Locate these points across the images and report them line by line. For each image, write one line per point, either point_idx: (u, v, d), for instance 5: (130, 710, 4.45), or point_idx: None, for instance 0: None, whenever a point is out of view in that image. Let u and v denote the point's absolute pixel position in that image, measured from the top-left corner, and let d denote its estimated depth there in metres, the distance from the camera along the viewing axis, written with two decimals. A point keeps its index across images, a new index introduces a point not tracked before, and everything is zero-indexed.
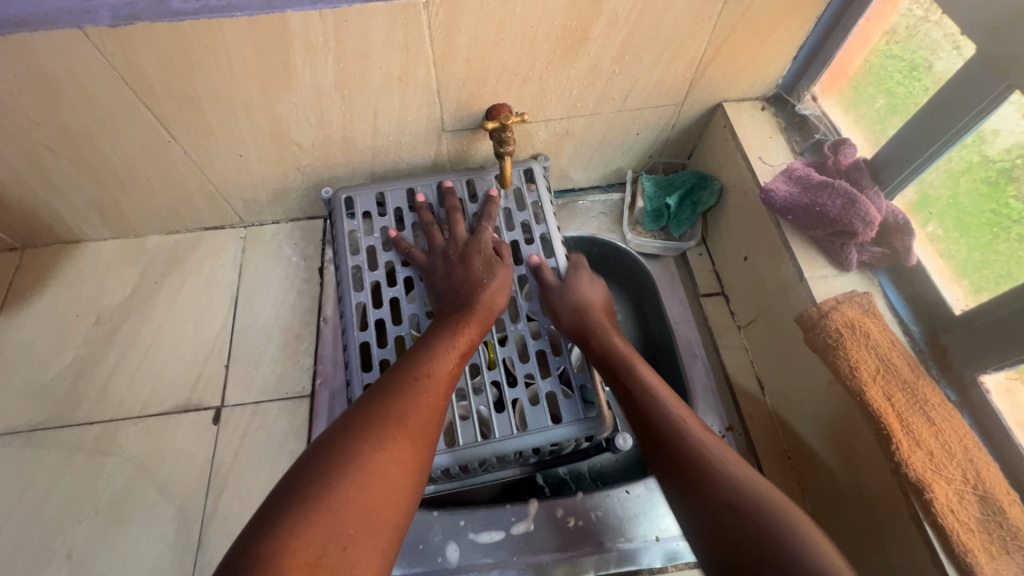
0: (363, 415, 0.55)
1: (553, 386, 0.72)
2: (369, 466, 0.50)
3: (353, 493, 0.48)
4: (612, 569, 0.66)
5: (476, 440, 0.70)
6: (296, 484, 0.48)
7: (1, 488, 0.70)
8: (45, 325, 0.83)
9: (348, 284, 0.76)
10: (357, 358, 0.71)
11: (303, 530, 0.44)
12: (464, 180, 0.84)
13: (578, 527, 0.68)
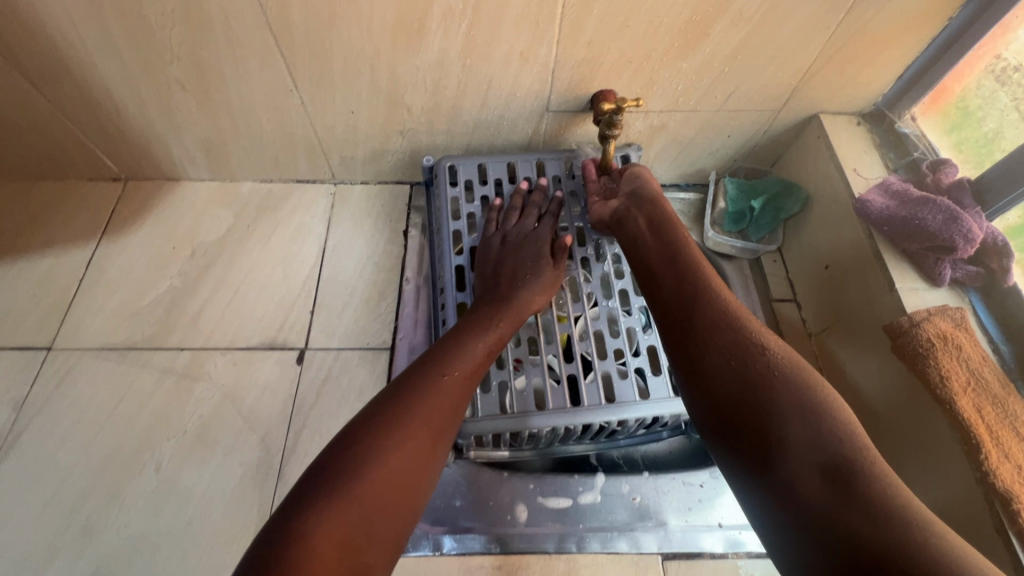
0: (406, 387, 0.53)
1: (641, 363, 0.68)
2: (388, 457, 0.47)
3: (373, 485, 0.45)
4: (675, 548, 0.67)
5: (562, 405, 0.65)
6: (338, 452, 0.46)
7: (96, 398, 0.74)
8: (143, 253, 0.87)
9: (447, 246, 0.78)
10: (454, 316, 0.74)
11: (319, 516, 0.42)
12: (562, 158, 0.85)
13: (642, 504, 0.70)
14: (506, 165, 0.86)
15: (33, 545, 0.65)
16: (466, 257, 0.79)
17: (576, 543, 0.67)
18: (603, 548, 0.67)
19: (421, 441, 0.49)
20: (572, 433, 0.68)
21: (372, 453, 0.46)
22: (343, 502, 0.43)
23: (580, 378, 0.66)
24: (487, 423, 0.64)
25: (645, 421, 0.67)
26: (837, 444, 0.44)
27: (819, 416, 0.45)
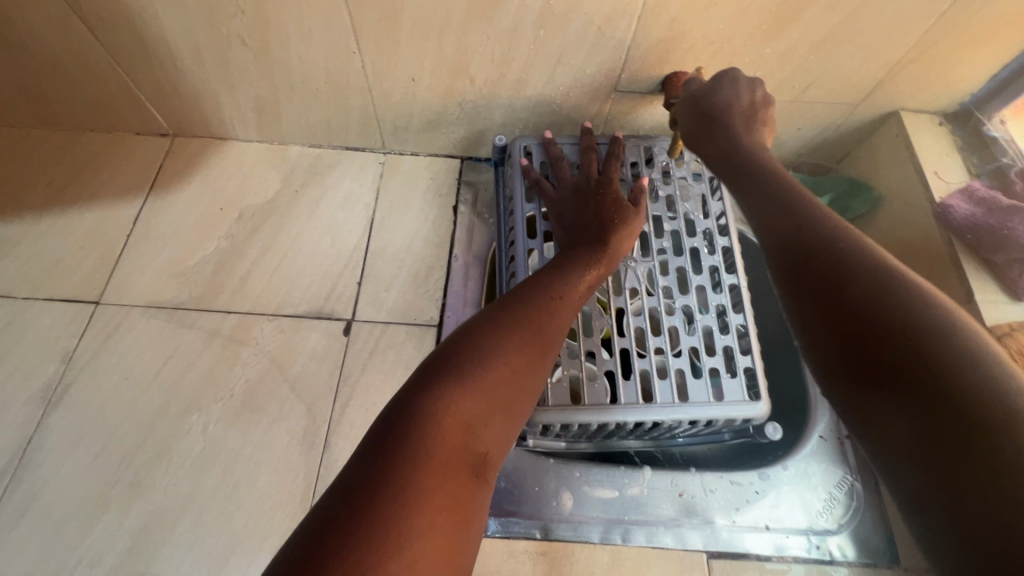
0: (500, 312, 0.49)
1: (718, 362, 0.65)
2: (505, 362, 0.45)
3: (494, 384, 0.43)
4: (721, 547, 0.67)
5: (634, 401, 0.64)
6: (434, 366, 0.43)
7: (144, 356, 0.74)
8: (191, 212, 0.85)
9: (521, 229, 0.73)
10: None
11: (449, 402, 0.40)
12: (642, 144, 0.80)
13: (689, 501, 0.69)
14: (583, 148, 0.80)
15: (83, 498, 0.66)
16: (540, 241, 0.73)
17: (621, 534, 0.67)
18: (648, 541, 0.66)
19: (515, 370, 0.45)
20: (636, 429, 0.67)
21: (490, 355, 0.44)
22: (440, 418, 0.39)
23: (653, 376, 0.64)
24: (553, 415, 0.63)
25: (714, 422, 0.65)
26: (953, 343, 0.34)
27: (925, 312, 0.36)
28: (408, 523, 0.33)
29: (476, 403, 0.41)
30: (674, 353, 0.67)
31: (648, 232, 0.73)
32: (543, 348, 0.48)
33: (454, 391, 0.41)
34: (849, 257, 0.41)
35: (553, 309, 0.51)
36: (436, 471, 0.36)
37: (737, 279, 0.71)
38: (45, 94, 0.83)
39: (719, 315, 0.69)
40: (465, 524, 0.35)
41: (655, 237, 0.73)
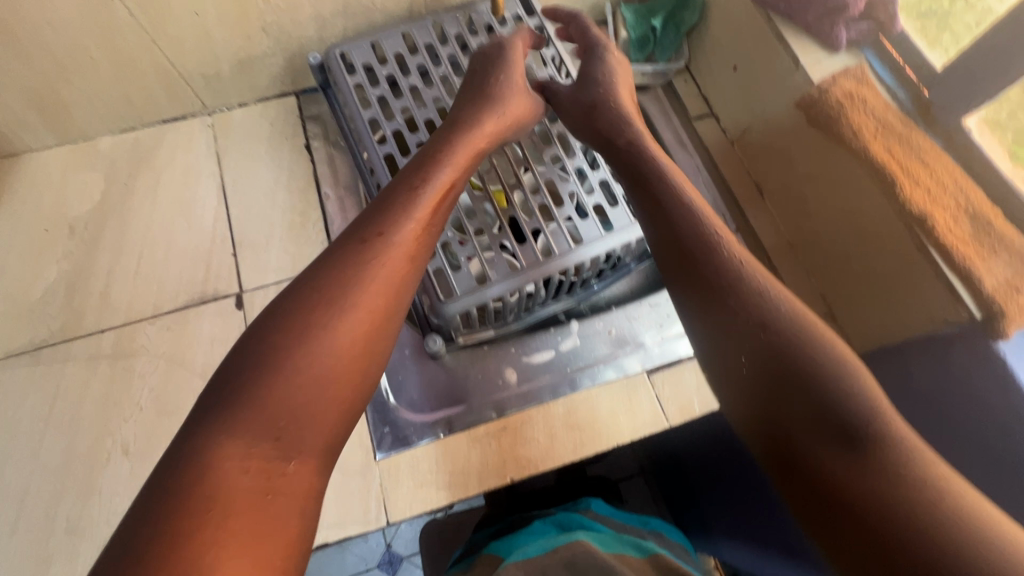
0: (301, 297, 0.44)
1: (599, 200, 0.69)
2: (304, 357, 0.41)
3: (283, 391, 0.40)
4: (656, 361, 0.72)
5: (536, 259, 0.66)
6: (221, 393, 0.40)
7: (24, 407, 0.66)
8: (11, 246, 0.74)
9: (368, 137, 0.68)
10: None
11: (231, 430, 0.39)
12: (457, 15, 0.74)
13: (619, 333, 0.74)
14: (403, 37, 0.74)
15: (19, 564, 0.61)
16: (393, 143, 0.68)
17: (569, 384, 0.70)
18: (593, 382, 0.70)
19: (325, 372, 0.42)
20: (548, 287, 0.70)
21: (284, 351, 0.41)
22: (220, 463, 0.38)
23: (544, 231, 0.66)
24: (466, 301, 0.64)
25: (613, 254, 0.69)
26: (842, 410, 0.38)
27: (825, 384, 0.39)
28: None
29: (257, 425, 0.39)
30: (559, 207, 0.69)
31: None
32: (365, 334, 0.44)
33: (238, 422, 0.39)
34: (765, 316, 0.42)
35: (367, 287, 0.45)
36: (217, 512, 0.36)
37: None
38: None
39: (586, 157, 0.71)
40: (263, 545, 0.36)
41: None
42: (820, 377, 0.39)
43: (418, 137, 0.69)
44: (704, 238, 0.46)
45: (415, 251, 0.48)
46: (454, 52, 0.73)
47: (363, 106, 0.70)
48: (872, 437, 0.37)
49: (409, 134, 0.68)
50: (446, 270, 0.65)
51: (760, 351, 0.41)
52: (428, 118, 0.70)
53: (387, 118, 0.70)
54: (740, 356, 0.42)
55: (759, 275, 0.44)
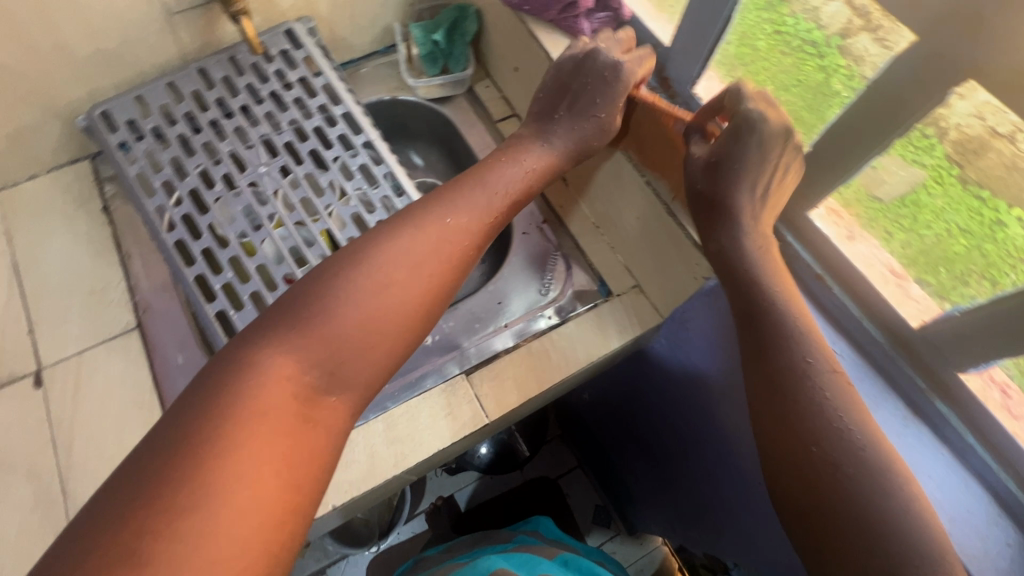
0: (352, 258, 0.54)
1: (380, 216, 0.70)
2: (370, 312, 0.52)
3: (343, 336, 0.51)
4: (474, 360, 0.74)
5: None
6: (282, 310, 0.51)
7: None
8: None
9: (136, 193, 0.69)
10: (176, 257, 0.66)
11: (256, 383, 0.46)
12: (220, 58, 0.75)
13: (436, 340, 0.76)
14: (168, 89, 0.74)
15: None
16: (165, 196, 0.69)
17: (387, 399, 0.71)
18: (409, 396, 0.71)
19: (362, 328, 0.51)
20: None
21: (369, 296, 0.52)
22: (277, 376, 0.47)
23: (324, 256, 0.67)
24: None
25: None
26: (814, 416, 0.52)
27: (817, 402, 0.53)
28: (209, 486, 0.41)
29: (284, 381, 0.47)
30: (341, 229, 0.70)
31: (270, 136, 0.73)
32: (382, 318, 0.52)
33: (303, 353, 0.49)
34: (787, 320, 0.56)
35: (428, 250, 0.56)
36: (248, 438, 0.44)
37: (370, 137, 0.74)
38: None
39: (365, 175, 0.73)
40: (275, 485, 0.43)
41: (279, 137, 0.73)
42: (762, 287, 0.58)
43: (191, 185, 0.70)
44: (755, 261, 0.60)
45: (483, 234, 0.61)
46: (222, 96, 0.74)
47: (129, 164, 0.70)
48: (811, 371, 0.54)
49: (179, 184, 0.69)
50: (228, 310, 0.64)
51: (755, 337, 0.57)
52: (200, 164, 0.71)
53: (158, 173, 0.71)
54: (765, 365, 0.56)
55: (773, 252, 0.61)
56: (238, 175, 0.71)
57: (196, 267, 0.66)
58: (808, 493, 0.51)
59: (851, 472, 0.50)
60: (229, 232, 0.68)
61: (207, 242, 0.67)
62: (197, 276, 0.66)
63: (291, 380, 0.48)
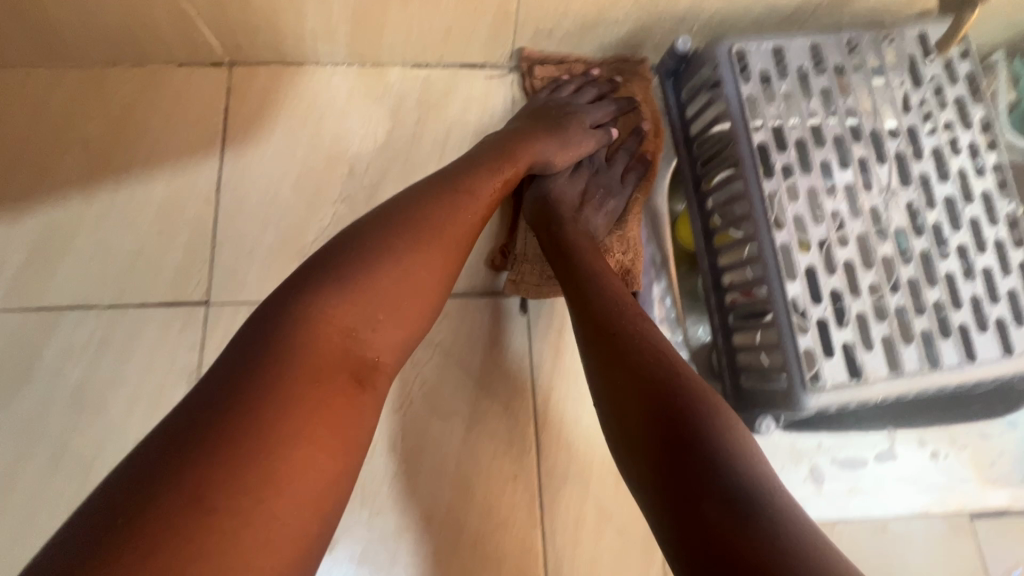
0: (360, 251, 0.39)
1: (1004, 313, 0.55)
2: (260, 397, 0.33)
3: (272, 428, 0.32)
4: (983, 507, 0.61)
5: (922, 368, 0.54)
6: (249, 349, 0.35)
7: None
8: (287, 170, 0.65)
9: (754, 168, 0.56)
10: (775, 262, 0.54)
11: (210, 446, 0.31)
12: (873, 35, 0.60)
13: (942, 461, 0.62)
14: (808, 47, 0.59)
15: None
16: (780, 183, 0.56)
17: (880, 507, 0.60)
18: (903, 509, 0.60)
19: (229, 386, 0.33)
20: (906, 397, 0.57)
21: (257, 384, 0.33)
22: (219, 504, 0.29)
23: (938, 338, 0.54)
24: (837, 398, 0.53)
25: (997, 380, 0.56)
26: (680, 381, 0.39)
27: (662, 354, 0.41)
28: (231, 459, 0.30)
29: (244, 506, 0.30)
30: (955, 308, 0.55)
31: (908, 156, 0.57)
32: (329, 381, 0.35)
33: (187, 473, 0.29)
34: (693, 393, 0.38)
35: (443, 243, 0.42)
36: (184, 523, 0.28)
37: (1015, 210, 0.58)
38: (38, 5, 0.56)
39: (999, 252, 0.56)
40: (272, 529, 0.30)
41: (914, 160, 0.58)
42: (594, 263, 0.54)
43: (809, 181, 0.56)
44: (607, 308, 0.46)
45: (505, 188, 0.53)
46: (864, 83, 0.59)
47: (751, 126, 0.57)
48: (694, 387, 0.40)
49: (802, 176, 0.56)
50: (818, 355, 0.53)
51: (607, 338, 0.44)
52: (824, 160, 0.57)
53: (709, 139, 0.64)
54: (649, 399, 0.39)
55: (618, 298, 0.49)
56: (863, 189, 0.56)
57: (795, 284, 0.54)
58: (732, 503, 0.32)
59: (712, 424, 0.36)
60: (839, 257, 0.55)
61: (813, 258, 0.54)
62: (795, 296, 0.53)
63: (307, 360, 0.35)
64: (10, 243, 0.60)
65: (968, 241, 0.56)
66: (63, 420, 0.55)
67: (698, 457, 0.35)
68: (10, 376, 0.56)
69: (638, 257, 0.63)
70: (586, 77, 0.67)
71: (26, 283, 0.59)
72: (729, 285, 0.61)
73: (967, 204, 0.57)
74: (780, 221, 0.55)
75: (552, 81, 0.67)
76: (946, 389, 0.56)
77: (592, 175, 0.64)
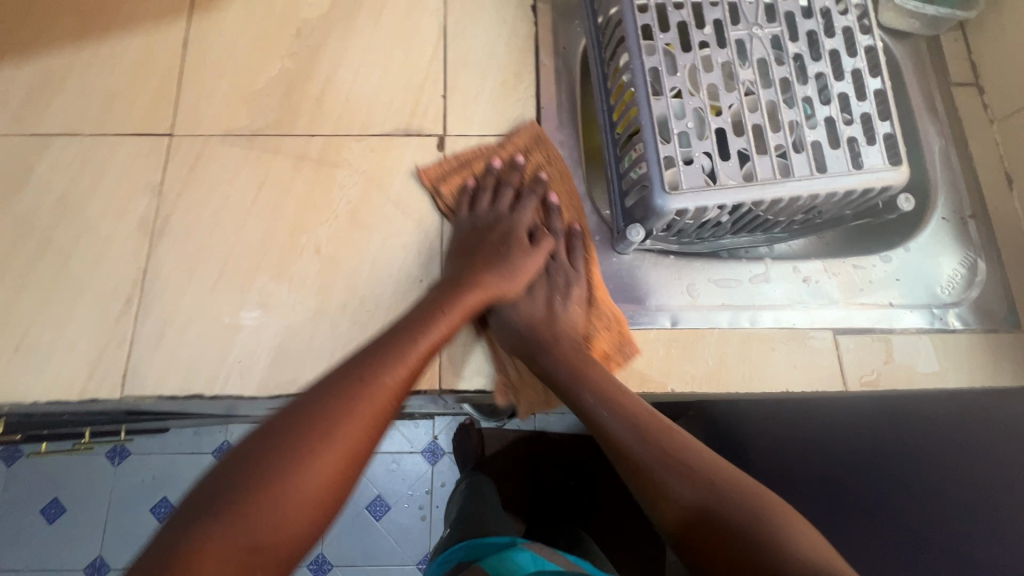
0: (327, 399, 0.49)
1: (855, 131, 0.61)
2: (286, 486, 0.44)
3: (276, 501, 0.44)
4: (848, 325, 0.68)
5: (774, 176, 0.60)
6: (269, 446, 0.46)
7: (236, 184, 0.69)
8: (244, 32, 0.75)
9: (630, 4, 0.63)
10: (643, 84, 0.61)
11: (226, 524, 0.42)
12: None
13: (813, 283, 0.69)
14: None
15: (213, 322, 0.64)
16: (654, 16, 0.63)
17: (751, 319, 0.67)
18: (775, 325, 0.67)
19: (251, 475, 0.44)
20: (768, 212, 0.64)
21: (279, 464, 0.45)
22: (212, 539, 0.41)
23: (789, 149, 0.60)
24: (693, 199, 0.60)
25: (851, 196, 0.62)
26: (715, 477, 0.51)
27: (667, 450, 0.53)
28: (243, 511, 0.43)
29: (251, 536, 0.42)
30: (810, 127, 0.62)
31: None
32: (328, 488, 0.46)
33: (214, 536, 0.41)
34: (681, 479, 0.51)
35: (354, 422, 0.48)
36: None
37: (875, 45, 0.64)
38: None
39: (854, 80, 0.62)
40: (258, 558, 0.42)
41: (781, 0, 0.64)
42: (572, 347, 0.63)
43: (680, 16, 0.64)
44: (618, 420, 0.55)
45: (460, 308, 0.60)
46: None
47: None
48: (710, 472, 0.51)
49: (673, 11, 0.63)
50: (677, 161, 0.60)
51: (626, 445, 0.54)
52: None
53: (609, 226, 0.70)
54: (667, 495, 0.51)
55: (601, 377, 0.59)
56: (729, 23, 0.63)
57: (661, 103, 0.61)
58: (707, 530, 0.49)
59: (739, 518, 0.48)
60: (702, 81, 0.62)
61: (678, 81, 0.62)
62: (659, 112, 0.61)
63: (222, 555, 0.41)
64: (12, 83, 0.71)
65: (825, 69, 0.62)
66: (48, 218, 0.66)
67: (733, 533, 0.47)
68: (8, 185, 0.67)
69: (618, 321, 0.66)
70: (491, 173, 0.71)
71: (24, 116, 0.70)
72: (618, 123, 0.69)
73: (827, 37, 0.63)
74: (652, 50, 0.63)
75: (463, 190, 0.70)
76: (801, 201, 0.62)
77: (548, 272, 0.68)
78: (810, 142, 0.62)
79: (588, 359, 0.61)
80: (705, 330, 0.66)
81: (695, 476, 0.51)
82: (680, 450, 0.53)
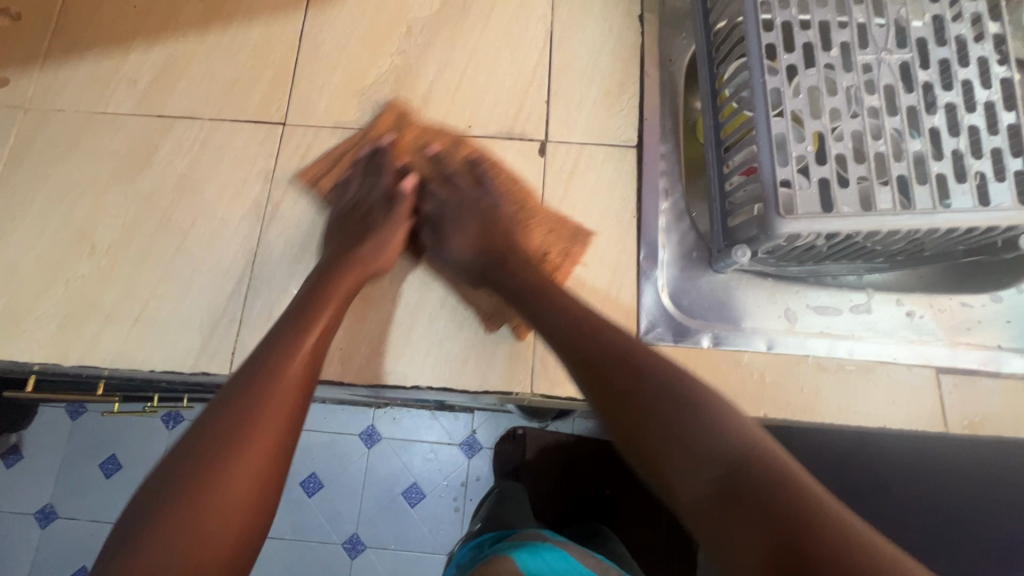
0: (241, 405, 0.47)
1: (984, 166, 0.59)
2: (184, 509, 0.42)
3: (198, 526, 0.42)
4: (951, 364, 0.66)
5: (894, 207, 0.58)
6: (189, 454, 0.45)
7: (343, 175, 0.71)
8: (357, 27, 0.77)
9: (756, 22, 0.62)
10: (764, 103, 0.60)
11: (153, 538, 0.41)
12: None
13: (912, 318, 0.68)
14: None
15: None
16: (779, 36, 0.62)
17: (847, 349, 0.66)
18: (873, 356, 0.66)
19: (164, 490, 0.43)
20: (880, 243, 0.62)
21: (194, 486, 0.43)
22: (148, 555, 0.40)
23: (913, 180, 0.58)
24: (808, 224, 0.58)
25: (972, 232, 0.60)
26: (735, 445, 0.42)
27: (689, 412, 0.45)
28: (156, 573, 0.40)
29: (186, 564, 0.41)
30: (935, 159, 0.60)
31: (907, 20, 0.62)
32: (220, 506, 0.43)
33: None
34: (718, 447, 0.42)
35: (259, 433, 0.46)
36: None
37: (1011, 77, 0.61)
38: None
39: (987, 113, 0.60)
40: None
41: (914, 26, 0.62)
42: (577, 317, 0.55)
43: (807, 36, 0.62)
44: (621, 371, 0.49)
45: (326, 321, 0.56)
46: None
47: None
48: (729, 435, 0.43)
49: (800, 31, 0.62)
50: (793, 184, 0.59)
51: (637, 398, 0.47)
52: (823, 20, 0.63)
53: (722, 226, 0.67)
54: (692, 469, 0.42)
55: (621, 339, 0.52)
56: (857, 46, 0.62)
57: (780, 123, 0.60)
58: (729, 489, 0.40)
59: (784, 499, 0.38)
60: (825, 104, 0.61)
61: (800, 102, 0.60)
62: (778, 133, 0.60)
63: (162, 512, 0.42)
64: (142, 65, 0.75)
65: (956, 100, 0.60)
66: (169, 196, 0.70)
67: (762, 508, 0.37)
68: (133, 162, 0.71)
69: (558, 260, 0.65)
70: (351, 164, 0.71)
71: (150, 98, 0.74)
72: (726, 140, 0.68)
73: (961, 67, 0.61)
74: (774, 69, 0.61)
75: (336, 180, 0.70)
76: (918, 233, 0.60)
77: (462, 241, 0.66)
78: (935, 174, 0.60)
79: (596, 322, 0.54)
80: (800, 357, 0.65)
81: (723, 447, 0.42)
82: (708, 417, 0.44)
